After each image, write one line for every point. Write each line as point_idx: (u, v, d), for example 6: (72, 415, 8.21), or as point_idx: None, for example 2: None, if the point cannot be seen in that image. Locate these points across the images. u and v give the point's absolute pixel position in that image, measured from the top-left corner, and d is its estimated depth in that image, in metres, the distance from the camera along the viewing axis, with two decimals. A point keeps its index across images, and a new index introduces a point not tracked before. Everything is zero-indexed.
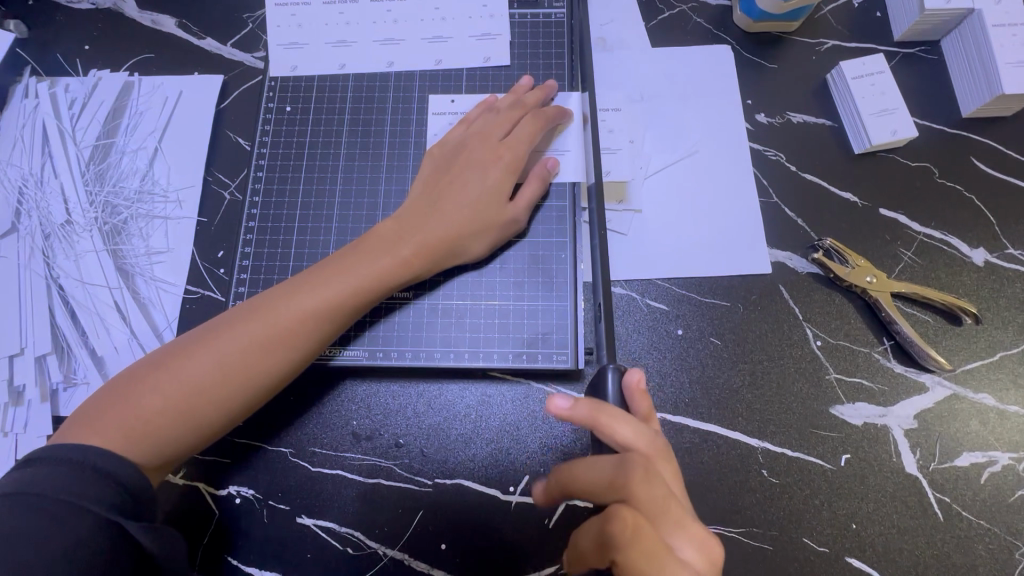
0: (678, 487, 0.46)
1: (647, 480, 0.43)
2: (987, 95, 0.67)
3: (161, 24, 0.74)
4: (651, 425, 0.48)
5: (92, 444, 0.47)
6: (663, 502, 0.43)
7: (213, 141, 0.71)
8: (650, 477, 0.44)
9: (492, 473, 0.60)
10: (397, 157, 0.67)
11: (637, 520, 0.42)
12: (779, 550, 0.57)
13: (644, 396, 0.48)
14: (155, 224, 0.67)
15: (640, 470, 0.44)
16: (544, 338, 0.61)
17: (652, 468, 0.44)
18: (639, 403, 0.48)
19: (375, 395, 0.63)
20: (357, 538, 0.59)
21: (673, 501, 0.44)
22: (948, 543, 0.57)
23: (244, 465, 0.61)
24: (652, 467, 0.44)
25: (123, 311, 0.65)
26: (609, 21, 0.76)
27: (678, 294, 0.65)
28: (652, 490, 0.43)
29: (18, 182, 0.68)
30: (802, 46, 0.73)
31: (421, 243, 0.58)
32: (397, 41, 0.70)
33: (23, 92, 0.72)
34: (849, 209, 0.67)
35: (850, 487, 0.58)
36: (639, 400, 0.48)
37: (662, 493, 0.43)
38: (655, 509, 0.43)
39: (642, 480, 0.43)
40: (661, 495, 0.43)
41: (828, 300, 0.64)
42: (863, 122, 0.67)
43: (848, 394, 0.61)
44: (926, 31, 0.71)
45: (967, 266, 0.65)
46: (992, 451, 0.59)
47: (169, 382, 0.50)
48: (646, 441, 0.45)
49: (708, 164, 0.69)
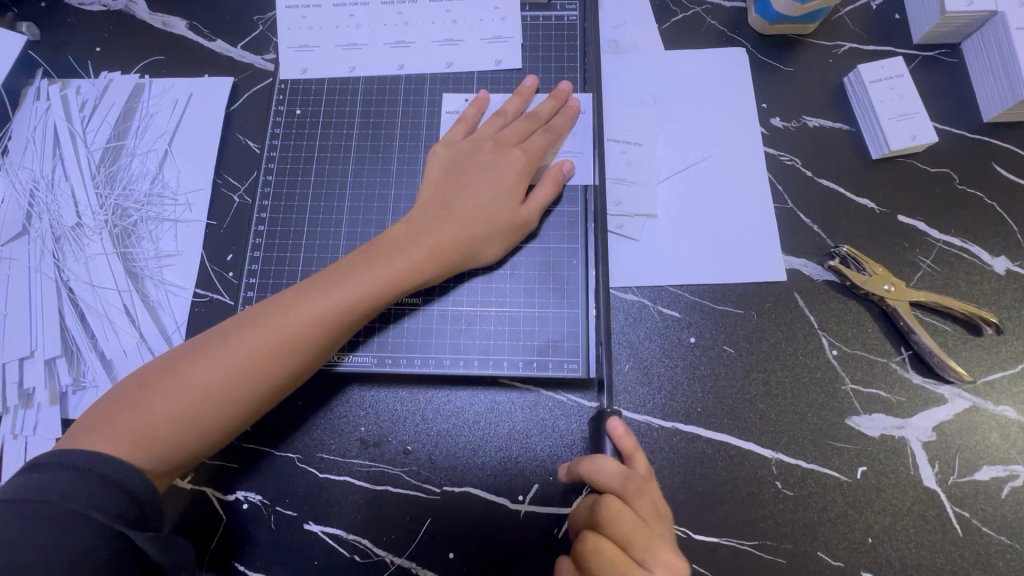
0: (661, 525, 0.47)
1: (609, 518, 0.47)
2: (1009, 100, 0.65)
3: (171, 26, 0.74)
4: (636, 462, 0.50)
5: (100, 450, 0.47)
6: (626, 538, 0.46)
7: (224, 144, 0.70)
8: (614, 517, 0.47)
9: (501, 481, 0.60)
10: (407, 160, 0.66)
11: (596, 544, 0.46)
12: (794, 564, 0.56)
13: (627, 436, 0.50)
14: (164, 227, 0.67)
15: (604, 510, 0.47)
16: (555, 345, 0.61)
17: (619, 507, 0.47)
18: (622, 443, 0.50)
19: (383, 401, 0.62)
20: (365, 545, 0.58)
21: (639, 538, 0.46)
22: (968, 559, 0.56)
23: (252, 470, 0.60)
24: (619, 507, 0.47)
25: (132, 314, 0.65)
26: (622, 23, 0.75)
27: (690, 301, 0.64)
28: (616, 526, 0.46)
29: (29, 185, 0.68)
30: (819, 48, 0.72)
31: (432, 247, 0.57)
32: (408, 44, 0.69)
33: (35, 94, 0.72)
34: (866, 216, 0.65)
35: (867, 501, 0.57)
36: (621, 440, 0.50)
37: (626, 529, 0.46)
38: (620, 543, 0.46)
39: (606, 519, 0.47)
40: (622, 532, 0.46)
41: (844, 309, 0.62)
42: (881, 127, 0.66)
43: (865, 404, 0.60)
44: (947, 33, 0.69)
45: (988, 275, 0.63)
46: (1014, 465, 0.58)
47: (178, 388, 0.50)
48: (617, 482, 0.48)
49: (722, 170, 0.68)
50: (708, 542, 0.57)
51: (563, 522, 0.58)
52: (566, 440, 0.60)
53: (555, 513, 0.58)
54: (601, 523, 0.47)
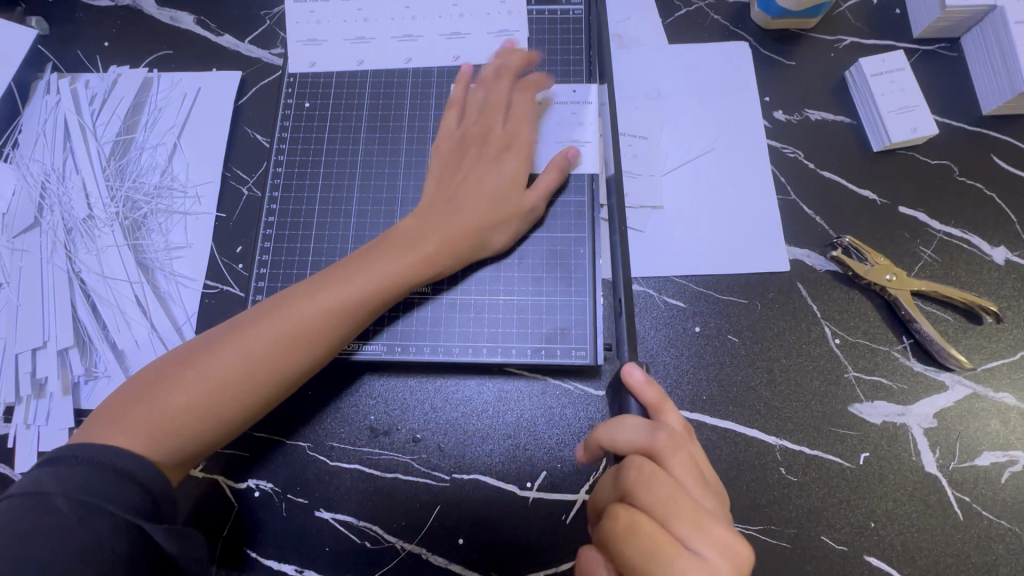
0: (699, 484, 0.44)
1: (643, 481, 0.43)
2: (1008, 93, 0.66)
3: (180, 21, 0.75)
4: (663, 415, 0.47)
5: (116, 441, 0.47)
6: (668, 501, 0.42)
7: (232, 138, 0.71)
8: (649, 478, 0.43)
9: (509, 468, 0.60)
10: (415, 153, 0.67)
11: (631, 514, 0.43)
12: (799, 548, 0.57)
13: (650, 385, 0.48)
14: (174, 219, 0.68)
15: (635, 471, 0.44)
16: (563, 334, 0.61)
17: (651, 466, 0.44)
18: (647, 395, 0.47)
19: (392, 390, 0.63)
20: (375, 532, 0.59)
21: (682, 500, 0.42)
22: (968, 542, 0.57)
23: (263, 460, 0.61)
24: (652, 466, 0.44)
25: (143, 305, 0.65)
26: (626, 18, 0.75)
27: (696, 291, 0.64)
28: (651, 489, 0.43)
29: (40, 177, 0.69)
30: (821, 43, 0.73)
31: (443, 239, 0.58)
32: (416, 37, 0.70)
33: (45, 88, 0.72)
34: (867, 207, 0.66)
35: (870, 486, 0.58)
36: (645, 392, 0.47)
37: (666, 491, 0.43)
38: (658, 509, 0.42)
39: (639, 481, 0.44)
40: (663, 494, 0.42)
41: (847, 298, 0.63)
42: (882, 120, 0.67)
43: (868, 392, 0.61)
44: (947, 27, 0.70)
45: (988, 265, 0.64)
46: (1014, 450, 0.59)
47: (193, 380, 0.51)
48: (645, 438, 0.45)
49: (726, 161, 0.69)
50: None
51: (571, 508, 0.59)
52: (574, 428, 0.61)
53: (563, 500, 0.59)
54: (636, 486, 0.44)
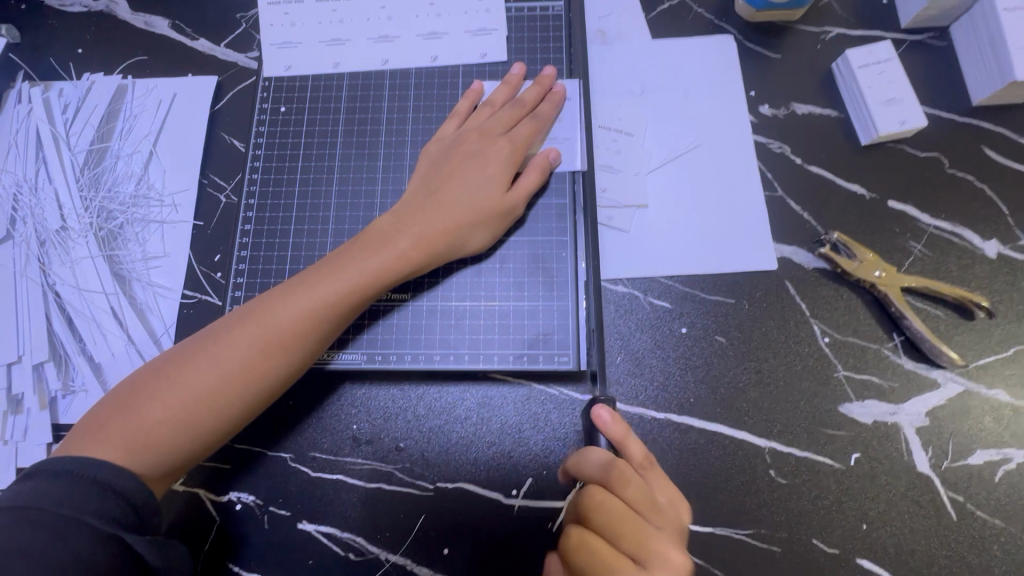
0: (653, 509, 0.47)
1: (596, 509, 0.46)
2: (998, 82, 0.65)
3: (154, 25, 0.73)
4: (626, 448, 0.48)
5: (94, 455, 0.46)
6: (616, 526, 0.46)
7: (209, 144, 0.70)
8: (600, 504, 0.46)
9: (494, 475, 0.59)
10: (393, 156, 0.66)
11: (583, 536, 0.47)
12: (789, 552, 0.56)
13: (615, 420, 0.49)
14: (151, 229, 0.67)
15: (588, 498, 0.47)
16: (546, 338, 0.60)
17: (602, 495, 0.47)
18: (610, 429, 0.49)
19: (375, 399, 0.62)
20: (360, 543, 0.58)
21: (630, 526, 0.46)
22: (962, 543, 0.55)
23: (245, 471, 0.60)
24: (603, 494, 0.47)
25: (119, 317, 0.64)
26: (608, 13, 0.74)
27: (681, 291, 0.63)
28: (602, 514, 0.46)
29: (12, 190, 0.68)
30: (807, 34, 0.71)
31: (418, 237, 0.57)
32: (392, 38, 0.69)
33: (17, 97, 0.71)
34: (856, 201, 0.65)
35: (861, 487, 0.57)
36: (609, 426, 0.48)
37: (614, 516, 0.46)
38: (607, 533, 0.46)
39: (592, 507, 0.47)
40: (611, 520, 0.46)
41: (836, 295, 0.62)
42: (870, 113, 0.65)
43: (857, 390, 0.59)
44: (934, 17, 0.69)
45: (979, 258, 0.63)
46: (1007, 448, 0.57)
47: (169, 390, 0.50)
48: (600, 470, 0.47)
49: (710, 158, 0.67)
50: (703, 532, 0.57)
51: (557, 515, 0.58)
52: (559, 434, 0.60)
53: (549, 507, 0.58)
54: (589, 509, 0.47)
